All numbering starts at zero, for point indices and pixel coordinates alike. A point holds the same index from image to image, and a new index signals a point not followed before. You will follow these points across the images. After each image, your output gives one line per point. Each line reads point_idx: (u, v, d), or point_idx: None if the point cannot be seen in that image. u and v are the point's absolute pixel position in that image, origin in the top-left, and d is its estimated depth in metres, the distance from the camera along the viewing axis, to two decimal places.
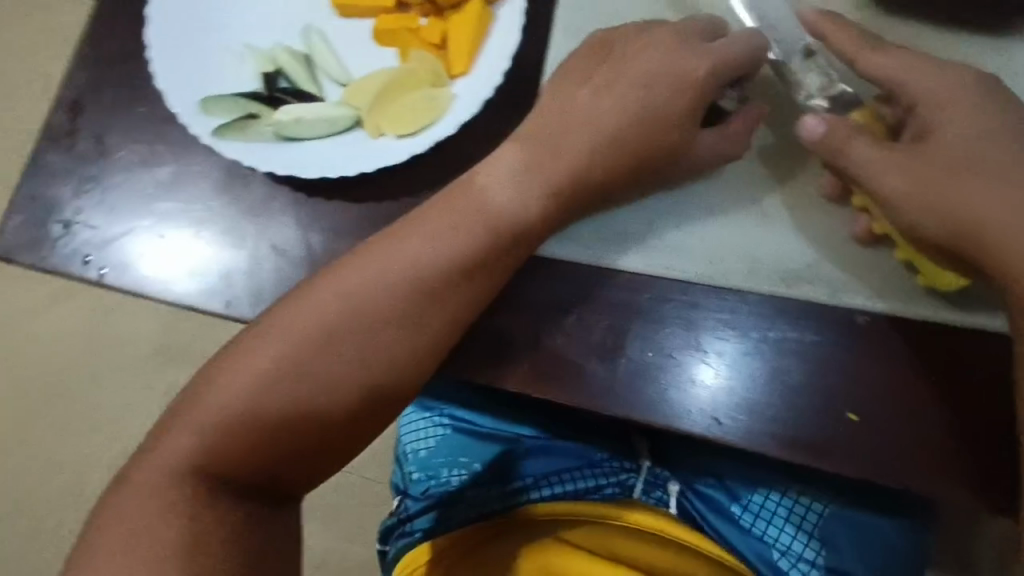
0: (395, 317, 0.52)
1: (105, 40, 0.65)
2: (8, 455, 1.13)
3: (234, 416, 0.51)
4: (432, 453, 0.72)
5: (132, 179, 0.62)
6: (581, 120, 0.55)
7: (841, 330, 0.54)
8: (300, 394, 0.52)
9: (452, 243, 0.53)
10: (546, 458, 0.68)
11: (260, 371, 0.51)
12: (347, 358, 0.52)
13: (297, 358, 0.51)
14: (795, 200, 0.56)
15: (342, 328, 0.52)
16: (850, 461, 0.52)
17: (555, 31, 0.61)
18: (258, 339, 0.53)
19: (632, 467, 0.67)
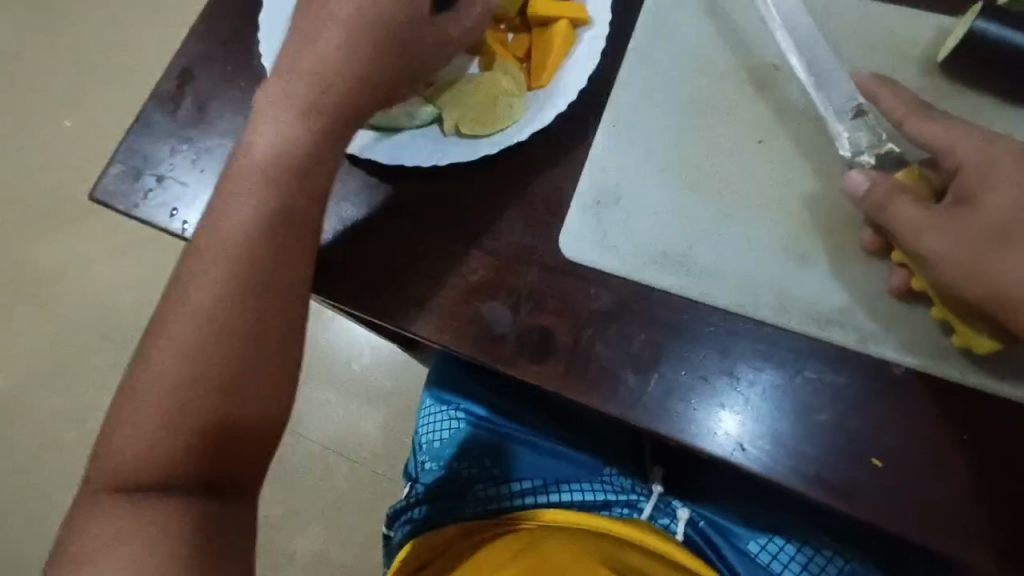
0: (233, 298, 0.50)
1: (220, 18, 0.69)
2: (104, 379, 1.26)
3: (150, 409, 0.49)
4: (444, 446, 0.80)
5: (223, 144, 0.66)
6: (322, 53, 0.53)
7: (870, 379, 0.52)
8: (207, 377, 0.49)
9: (247, 216, 0.51)
10: (552, 462, 0.79)
11: (169, 366, 0.49)
12: (208, 330, 0.49)
13: (195, 360, 0.49)
14: (839, 246, 0.55)
15: (213, 299, 0.50)
16: (876, 507, 0.49)
17: (627, 53, 0.62)
18: (164, 329, 0.50)
19: (644, 492, 0.76)
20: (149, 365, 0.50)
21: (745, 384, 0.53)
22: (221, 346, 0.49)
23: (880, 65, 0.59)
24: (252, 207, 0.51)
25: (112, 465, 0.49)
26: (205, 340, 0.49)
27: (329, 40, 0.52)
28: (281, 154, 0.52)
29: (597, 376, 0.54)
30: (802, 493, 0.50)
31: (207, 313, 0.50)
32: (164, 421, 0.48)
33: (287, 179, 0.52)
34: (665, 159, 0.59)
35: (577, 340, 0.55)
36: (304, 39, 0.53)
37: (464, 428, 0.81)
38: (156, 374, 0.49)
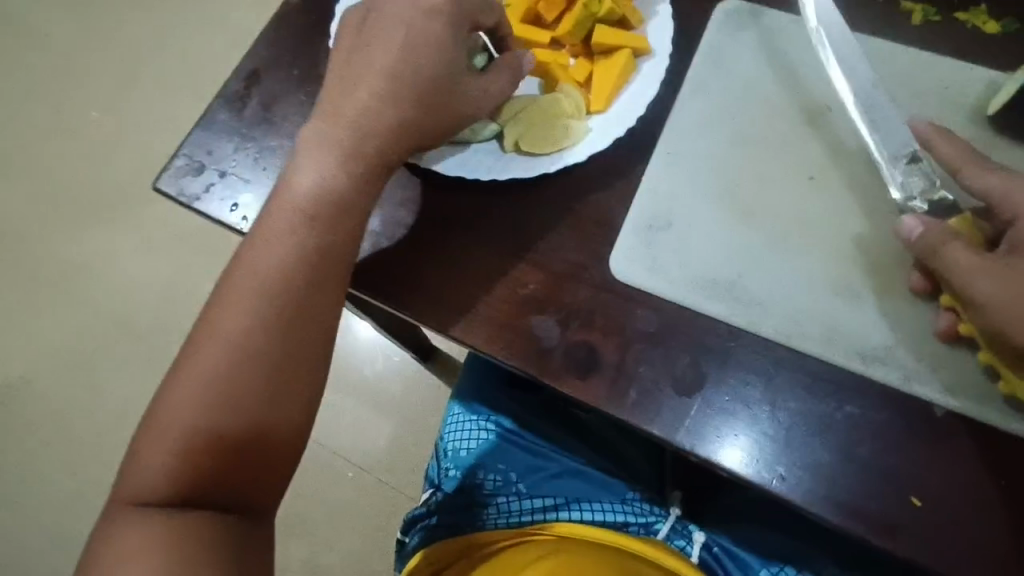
0: (278, 325, 0.51)
1: (291, 25, 0.72)
2: (130, 366, 1.30)
3: (182, 421, 0.49)
4: (473, 455, 0.80)
5: (286, 145, 0.68)
6: (367, 87, 0.55)
7: (911, 417, 0.52)
8: (238, 394, 0.50)
9: (289, 247, 0.53)
10: (575, 481, 0.79)
11: (199, 385, 0.50)
12: (244, 344, 0.51)
13: (227, 380, 0.50)
14: (885, 286, 0.56)
15: (245, 324, 0.51)
16: (914, 545, 0.50)
17: (685, 86, 0.64)
18: (197, 344, 0.51)
19: (661, 514, 0.76)
20: (178, 380, 0.51)
21: (784, 413, 0.54)
22: (260, 363, 0.51)
23: (932, 113, 0.61)
24: (283, 245, 0.52)
25: (144, 470, 0.49)
26: (235, 361, 0.51)
27: (362, 91, 0.56)
28: (316, 193, 0.54)
29: (641, 394, 0.55)
30: (839, 526, 0.51)
31: (239, 332, 0.51)
32: (193, 432, 0.49)
33: (321, 219, 0.54)
34: (718, 188, 0.60)
35: (623, 359, 0.56)
36: (344, 89, 0.56)
37: (493, 440, 0.81)
38: (188, 390, 0.50)
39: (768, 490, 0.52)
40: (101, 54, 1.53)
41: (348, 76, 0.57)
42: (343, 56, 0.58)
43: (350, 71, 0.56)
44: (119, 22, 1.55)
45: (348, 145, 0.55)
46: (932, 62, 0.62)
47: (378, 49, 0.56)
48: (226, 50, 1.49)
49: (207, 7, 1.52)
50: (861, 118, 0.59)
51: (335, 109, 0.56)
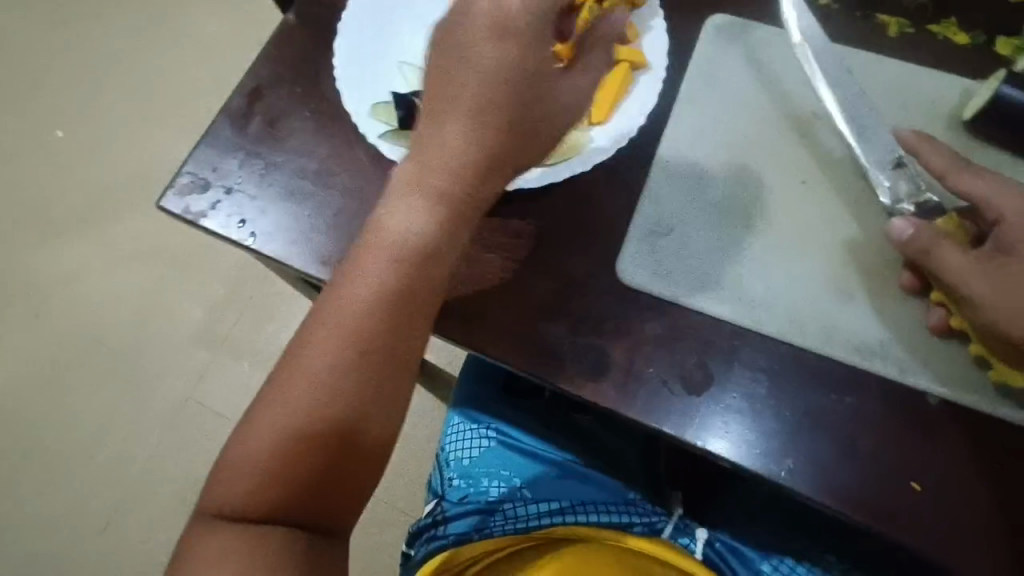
0: (364, 356, 0.49)
1: (291, 42, 0.73)
2: (116, 387, 1.28)
3: (267, 452, 0.48)
4: (474, 463, 0.83)
5: (291, 160, 0.68)
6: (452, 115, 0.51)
7: (907, 408, 0.55)
8: (326, 428, 0.48)
9: (373, 277, 0.50)
10: (578, 483, 0.81)
11: (285, 415, 0.48)
12: (325, 387, 0.48)
13: (314, 411, 0.48)
14: (878, 284, 0.59)
15: (335, 359, 0.48)
16: (916, 528, 0.52)
17: (680, 97, 0.67)
18: (280, 383, 0.49)
19: (663, 513, 0.79)
20: (266, 407, 0.49)
21: (786, 408, 0.56)
22: (343, 408, 0.48)
23: (912, 121, 0.65)
24: (369, 275, 0.50)
25: (226, 492, 0.48)
26: (323, 394, 0.48)
27: (450, 125, 0.51)
28: (403, 232, 0.50)
29: (655, 396, 0.57)
30: (846, 514, 0.53)
31: (320, 378, 0.48)
32: (269, 470, 0.48)
33: (407, 253, 0.50)
34: (720, 194, 0.63)
35: (634, 362, 0.58)
36: (445, 130, 0.51)
37: (494, 446, 0.84)
38: (268, 435, 0.48)
39: (778, 483, 0.55)
40: (76, 69, 1.50)
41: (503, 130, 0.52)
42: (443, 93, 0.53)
43: (444, 105, 0.52)
44: (95, 37, 1.53)
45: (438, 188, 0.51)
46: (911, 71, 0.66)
47: (469, 76, 0.51)
48: (207, 65, 1.47)
49: (187, 22, 1.51)
50: (847, 127, 0.61)
51: (439, 146, 0.51)
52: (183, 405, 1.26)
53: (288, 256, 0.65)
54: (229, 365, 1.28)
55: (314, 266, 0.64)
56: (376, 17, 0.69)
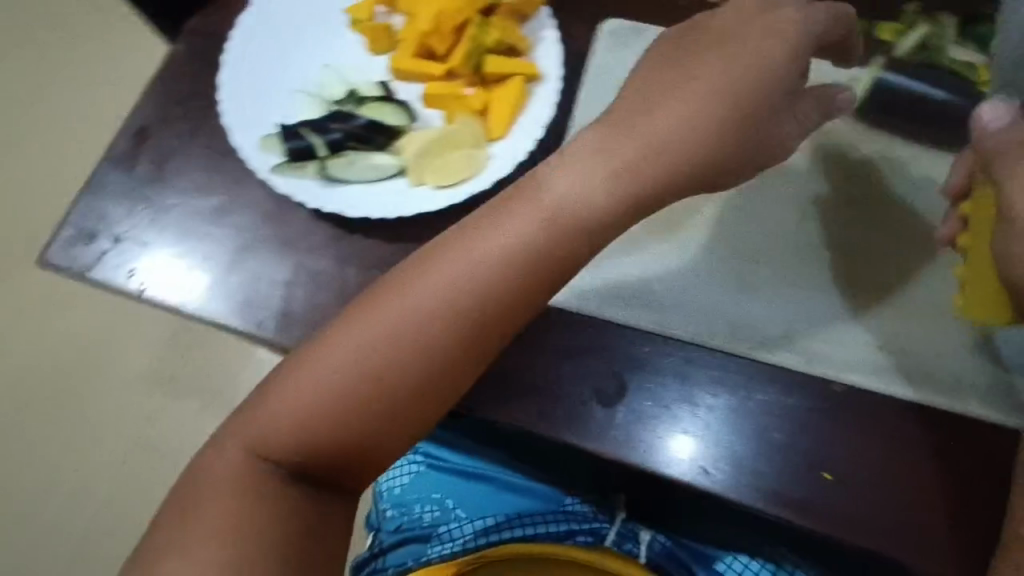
0: (451, 316, 0.47)
1: (177, 77, 0.70)
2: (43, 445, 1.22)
3: (318, 397, 0.46)
4: (406, 491, 0.84)
5: (187, 201, 0.66)
6: (681, 106, 0.48)
7: (817, 397, 0.56)
8: (387, 384, 0.46)
9: (506, 243, 0.47)
10: (513, 497, 0.81)
11: (346, 363, 0.46)
12: (353, 383, 0.46)
13: (379, 366, 0.46)
14: (784, 277, 0.59)
15: (414, 312, 0.47)
16: (829, 517, 0.53)
17: (580, 103, 0.65)
18: (302, 362, 0.47)
19: (607, 518, 0.79)
20: (329, 346, 0.47)
21: (709, 409, 0.56)
22: (362, 413, 0.46)
23: None
24: (494, 235, 0.47)
25: (267, 425, 0.47)
26: (396, 347, 0.47)
27: (663, 113, 0.48)
28: (566, 205, 0.47)
29: (571, 413, 0.57)
30: (760, 509, 0.54)
31: (357, 376, 0.46)
32: (278, 443, 0.47)
33: (555, 226, 0.47)
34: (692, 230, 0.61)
35: (549, 381, 0.58)
36: (598, 144, 0.48)
37: (424, 471, 0.84)
38: (282, 411, 0.47)
39: (694, 485, 0.55)
40: None
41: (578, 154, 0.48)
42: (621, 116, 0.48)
43: (577, 154, 0.48)
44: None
45: (538, 225, 0.47)
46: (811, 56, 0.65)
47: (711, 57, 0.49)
48: (118, 94, 1.41)
49: (94, 49, 1.44)
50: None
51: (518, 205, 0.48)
52: (115, 458, 1.20)
53: (191, 303, 0.63)
54: (178, 407, 1.21)
55: (218, 310, 0.63)
56: (262, 45, 0.67)
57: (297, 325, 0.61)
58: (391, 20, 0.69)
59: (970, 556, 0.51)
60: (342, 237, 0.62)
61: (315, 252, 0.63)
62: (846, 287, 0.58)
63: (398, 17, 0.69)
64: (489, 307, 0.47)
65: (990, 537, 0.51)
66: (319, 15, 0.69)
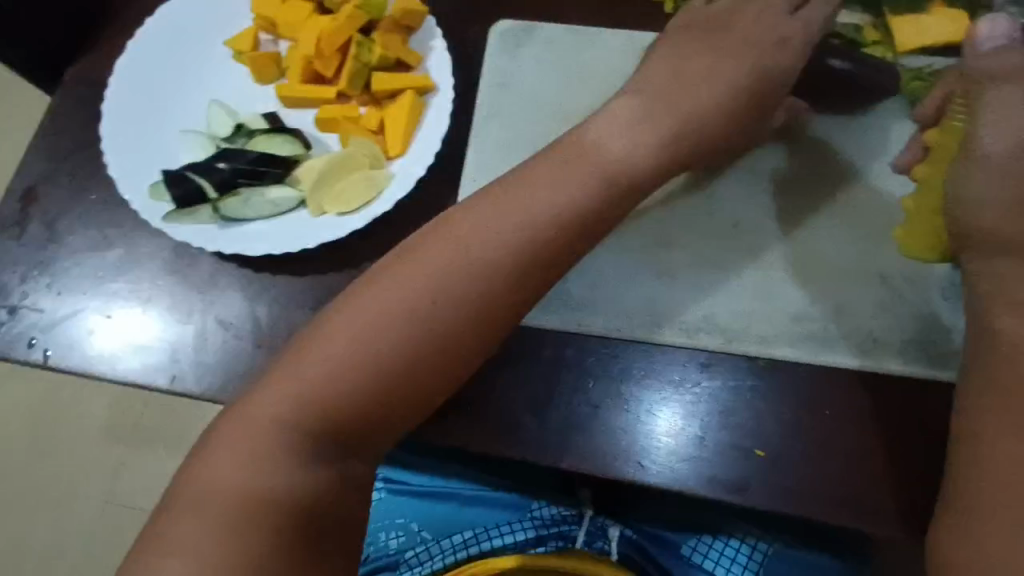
0: (484, 277, 0.47)
1: (58, 129, 0.66)
2: None
3: (337, 363, 0.45)
4: (371, 519, 0.79)
5: (85, 258, 0.63)
6: (694, 92, 0.55)
7: (741, 375, 0.56)
8: (415, 347, 0.46)
9: (554, 199, 0.49)
10: (481, 510, 0.77)
11: (373, 327, 0.46)
12: (361, 358, 0.45)
13: (407, 329, 0.46)
14: (697, 260, 0.59)
15: (443, 274, 0.47)
16: (766, 495, 0.53)
17: (476, 110, 0.64)
18: (308, 344, 0.46)
19: (575, 518, 0.76)
20: (350, 312, 0.46)
21: (649, 395, 0.56)
22: (367, 396, 0.45)
23: None
24: (537, 192, 0.49)
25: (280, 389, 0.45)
26: (425, 308, 0.46)
27: (712, 87, 0.55)
28: (614, 161, 0.51)
29: (501, 424, 0.56)
30: (699, 495, 0.54)
31: (365, 358, 0.45)
32: (275, 430, 0.44)
33: (587, 186, 0.50)
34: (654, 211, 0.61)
35: (476, 395, 0.57)
36: (638, 111, 0.53)
37: (387, 496, 0.80)
38: (285, 396, 0.45)
39: (633, 480, 0.55)
40: None
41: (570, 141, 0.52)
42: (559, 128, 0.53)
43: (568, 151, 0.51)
44: None
45: (545, 204, 0.49)
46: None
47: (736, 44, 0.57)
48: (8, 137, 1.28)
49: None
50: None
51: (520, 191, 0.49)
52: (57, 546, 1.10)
53: (98, 363, 0.60)
54: (138, 474, 1.13)
55: (129, 367, 0.60)
56: (144, 90, 0.65)
57: (213, 373, 0.59)
58: (277, 47, 0.67)
59: (907, 513, 0.51)
60: (250, 276, 0.61)
61: (227, 294, 0.61)
62: (756, 262, 0.59)
63: (284, 43, 0.67)
64: (502, 276, 0.47)
65: (924, 491, 0.52)
66: (201, 52, 0.67)
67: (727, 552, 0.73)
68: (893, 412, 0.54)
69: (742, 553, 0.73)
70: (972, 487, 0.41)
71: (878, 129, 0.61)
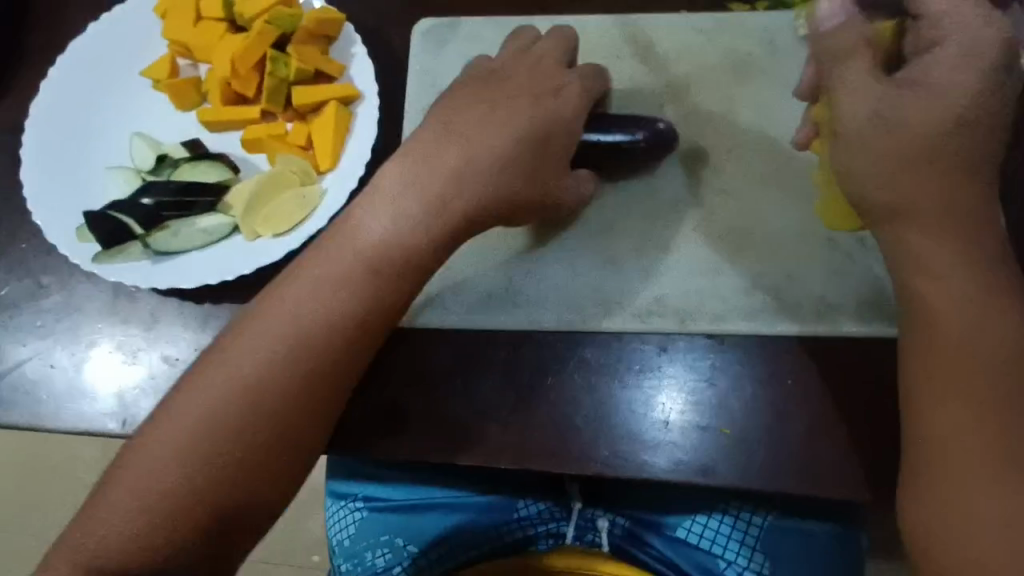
0: (297, 362, 0.48)
1: None
2: None
3: (170, 464, 0.46)
4: (355, 541, 0.74)
5: (22, 311, 0.62)
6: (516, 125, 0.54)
7: (697, 354, 0.56)
8: (242, 437, 0.47)
9: (354, 277, 0.50)
10: (468, 517, 0.73)
11: (196, 423, 0.47)
12: (194, 453, 0.46)
13: (229, 422, 0.47)
14: (642, 244, 0.59)
15: (260, 362, 0.48)
16: (735, 472, 0.52)
17: (405, 114, 0.63)
18: (212, 360, 0.49)
19: (564, 515, 0.73)
20: (174, 414, 0.48)
21: (607, 383, 0.56)
22: (281, 401, 0.48)
23: (633, 71, 0.64)
24: (334, 274, 0.50)
25: (118, 500, 0.46)
26: (246, 398, 0.48)
27: (490, 133, 0.54)
28: (405, 232, 0.52)
29: (463, 432, 0.55)
30: (668, 481, 0.53)
31: (273, 364, 0.48)
32: (189, 446, 0.46)
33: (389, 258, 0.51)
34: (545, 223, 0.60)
35: (435, 404, 0.56)
36: (405, 179, 0.53)
37: (369, 515, 0.74)
38: (196, 413, 0.47)
39: (600, 472, 0.54)
40: None
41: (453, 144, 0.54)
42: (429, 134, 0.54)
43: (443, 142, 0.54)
44: None
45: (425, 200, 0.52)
46: (611, 34, 0.65)
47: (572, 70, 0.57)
48: None
49: None
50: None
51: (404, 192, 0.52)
52: None
53: (44, 417, 0.58)
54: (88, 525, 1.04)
55: (77, 417, 0.58)
56: (62, 129, 0.63)
57: None
58: (196, 71, 0.65)
59: (877, 476, 0.51)
60: (191, 309, 0.59)
61: (171, 331, 0.59)
62: (700, 240, 0.59)
63: (203, 66, 0.65)
64: (327, 345, 0.49)
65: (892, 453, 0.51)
66: (117, 85, 0.65)
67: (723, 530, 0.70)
68: (855, 377, 0.53)
69: (738, 531, 0.70)
70: (923, 441, 0.42)
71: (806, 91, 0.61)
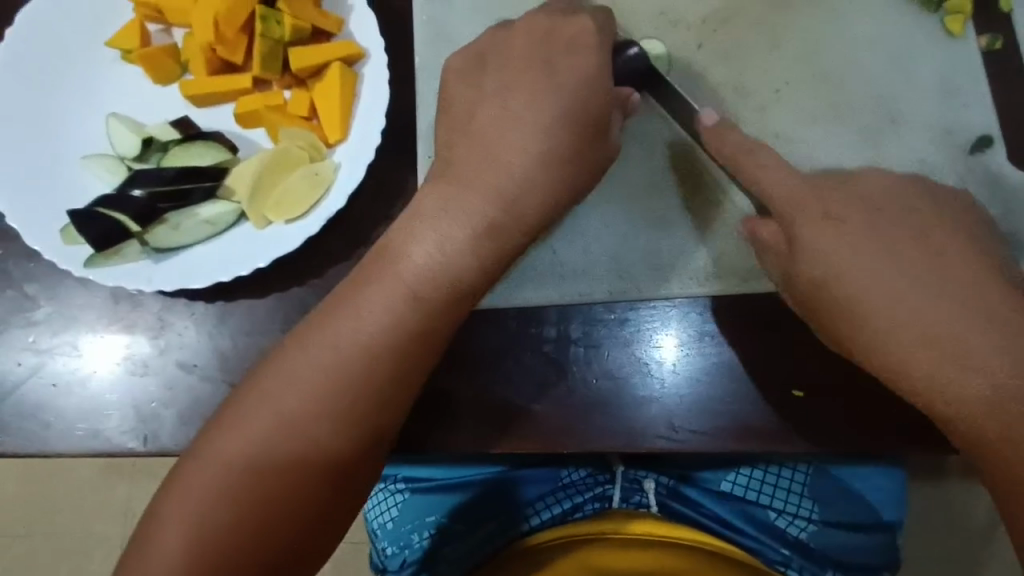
0: (326, 386, 0.44)
1: None
2: None
3: (209, 503, 0.42)
4: (399, 524, 0.67)
5: (10, 326, 0.55)
6: (543, 86, 0.47)
7: (767, 314, 0.52)
8: (279, 472, 0.43)
9: (372, 293, 0.45)
10: (508, 492, 0.66)
11: (228, 460, 0.43)
12: (238, 491, 0.43)
13: (264, 458, 0.43)
14: (695, 201, 0.54)
15: (290, 392, 0.44)
16: (812, 435, 0.49)
17: (418, 72, 0.56)
18: (236, 403, 0.44)
19: (607, 478, 0.66)
20: (202, 453, 0.44)
21: (669, 352, 0.52)
22: (313, 431, 0.43)
23: (662, 10, 0.57)
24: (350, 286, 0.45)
25: (165, 546, 0.42)
26: (276, 433, 0.43)
27: (520, 102, 0.47)
28: (425, 251, 0.45)
29: (514, 417, 0.51)
30: (739, 451, 0.50)
31: (308, 407, 0.43)
32: (227, 491, 0.43)
33: (410, 266, 0.45)
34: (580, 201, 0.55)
35: (482, 389, 0.52)
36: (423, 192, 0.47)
37: (411, 496, 0.67)
38: (225, 453, 0.43)
39: (670, 445, 0.50)
40: None
41: (468, 124, 0.47)
42: (453, 114, 0.49)
43: (483, 129, 0.47)
44: None
45: (466, 209, 0.45)
46: None
47: (583, 31, 0.48)
48: None
49: None
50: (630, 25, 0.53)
51: (443, 207, 0.46)
52: None
53: (53, 442, 0.52)
54: (102, 528, 1.01)
55: (88, 440, 0.52)
56: (26, 117, 0.55)
57: (188, 424, 0.52)
58: (171, 38, 0.57)
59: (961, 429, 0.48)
60: (204, 309, 0.53)
61: (183, 335, 0.53)
62: None
63: (178, 30, 0.58)
64: (354, 369, 0.44)
65: None
66: (81, 60, 0.57)
67: (770, 481, 0.65)
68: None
69: (787, 479, 0.65)
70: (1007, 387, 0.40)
71: (846, 18, 0.56)
